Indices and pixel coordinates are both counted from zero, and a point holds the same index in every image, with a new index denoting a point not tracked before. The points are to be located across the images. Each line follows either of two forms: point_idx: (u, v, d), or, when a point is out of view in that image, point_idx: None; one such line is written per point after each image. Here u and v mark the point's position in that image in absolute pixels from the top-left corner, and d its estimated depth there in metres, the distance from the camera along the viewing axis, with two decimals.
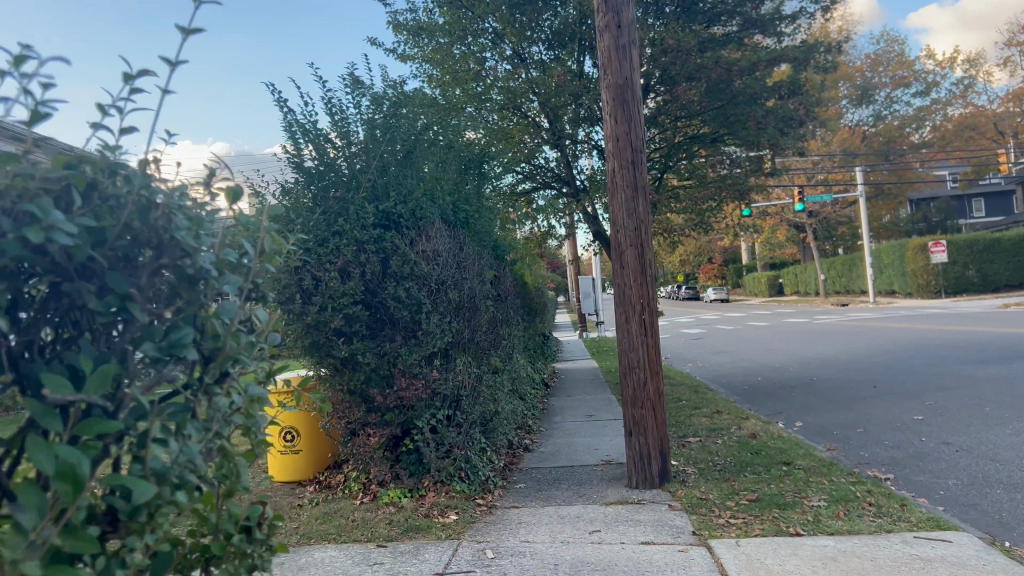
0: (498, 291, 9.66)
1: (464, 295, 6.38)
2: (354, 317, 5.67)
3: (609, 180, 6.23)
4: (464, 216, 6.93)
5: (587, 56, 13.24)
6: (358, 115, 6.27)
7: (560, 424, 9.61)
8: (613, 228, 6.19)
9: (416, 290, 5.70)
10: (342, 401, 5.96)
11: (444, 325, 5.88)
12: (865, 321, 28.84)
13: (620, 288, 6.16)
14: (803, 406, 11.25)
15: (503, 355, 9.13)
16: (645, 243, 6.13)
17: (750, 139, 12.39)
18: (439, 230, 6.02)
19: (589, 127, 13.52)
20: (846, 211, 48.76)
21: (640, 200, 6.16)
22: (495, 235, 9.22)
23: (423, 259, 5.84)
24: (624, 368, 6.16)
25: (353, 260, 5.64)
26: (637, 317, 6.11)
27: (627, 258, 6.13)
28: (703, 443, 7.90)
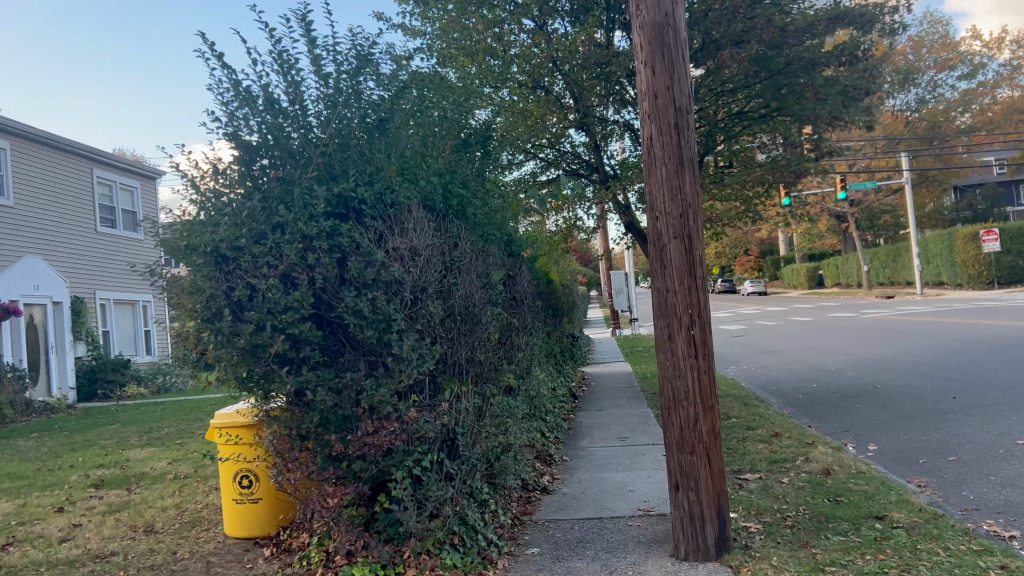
0: (513, 295, 8.17)
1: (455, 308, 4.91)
2: (303, 338, 4.22)
3: (644, 150, 4.71)
4: (460, 204, 5.43)
5: (617, 28, 11.74)
6: (314, 74, 4.79)
7: (589, 450, 8.12)
8: (652, 213, 4.68)
9: (383, 302, 4.18)
10: (294, 446, 4.50)
11: (423, 348, 4.37)
12: (918, 316, 26.95)
13: (659, 294, 4.65)
14: (872, 425, 9.64)
15: (517, 372, 7.65)
16: (694, 234, 4.60)
17: (805, 117, 10.80)
18: (418, 220, 4.53)
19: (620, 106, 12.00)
20: (890, 200, 46.61)
21: (686, 176, 4.62)
22: (508, 231, 7.70)
23: (394, 260, 4.35)
24: (668, 400, 4.64)
25: (299, 263, 4.17)
26: (685, 333, 4.57)
27: (670, 254, 4.60)
28: (765, 485, 6.33)
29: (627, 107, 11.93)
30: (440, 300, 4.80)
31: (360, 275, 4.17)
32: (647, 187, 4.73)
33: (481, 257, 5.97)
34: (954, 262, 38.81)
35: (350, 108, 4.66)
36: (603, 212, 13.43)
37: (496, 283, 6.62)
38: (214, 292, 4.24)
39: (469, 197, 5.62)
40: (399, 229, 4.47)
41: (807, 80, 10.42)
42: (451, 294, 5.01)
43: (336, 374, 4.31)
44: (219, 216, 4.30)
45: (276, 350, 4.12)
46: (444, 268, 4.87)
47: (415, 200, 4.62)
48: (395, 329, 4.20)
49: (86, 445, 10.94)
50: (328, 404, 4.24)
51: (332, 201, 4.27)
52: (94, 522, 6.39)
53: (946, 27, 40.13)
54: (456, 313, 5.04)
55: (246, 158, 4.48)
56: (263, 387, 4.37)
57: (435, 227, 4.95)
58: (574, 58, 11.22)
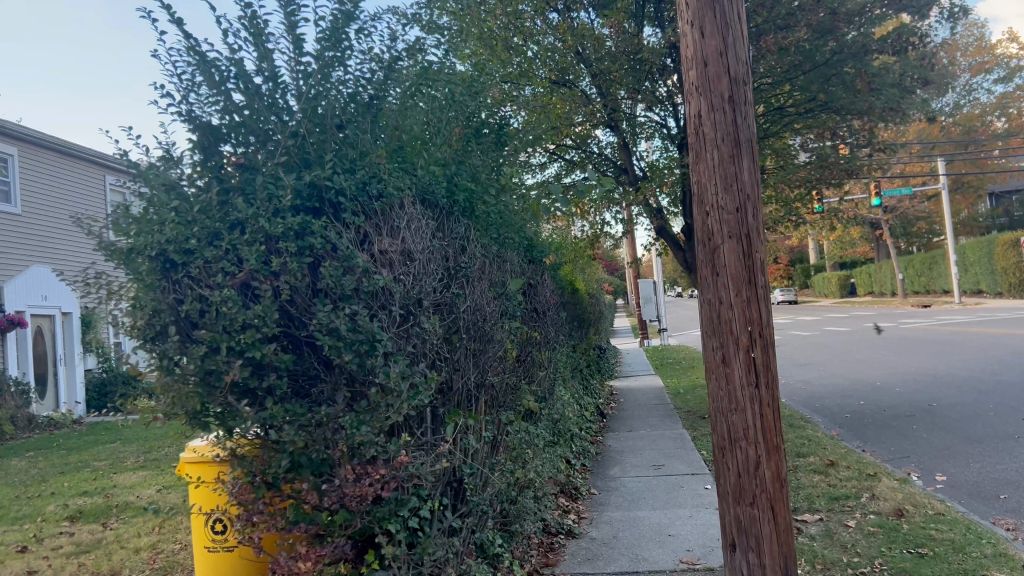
0: (533, 307, 7.33)
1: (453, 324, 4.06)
2: (266, 362, 3.37)
3: (690, 130, 3.85)
4: (468, 201, 4.57)
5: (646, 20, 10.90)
6: (287, 40, 3.94)
7: (619, 480, 7.23)
8: (701, 207, 3.81)
9: (367, 318, 3.33)
10: (258, 497, 3.58)
11: (416, 374, 3.52)
12: (962, 325, 25.62)
13: (709, 308, 3.79)
14: (935, 451, 8.65)
15: (536, 393, 6.79)
16: (753, 231, 3.71)
17: (853, 111, 9.83)
18: (411, 217, 3.68)
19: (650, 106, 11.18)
20: (925, 206, 45.09)
21: (745, 161, 3.72)
22: (529, 235, 6.86)
23: (380, 265, 3.48)
24: (724, 437, 3.76)
25: (260, 269, 3.32)
26: (743, 356, 3.69)
27: (724, 258, 3.72)
28: (828, 530, 5.40)
29: (657, 106, 11.09)
30: (437, 313, 3.96)
31: (337, 284, 3.30)
32: (694, 175, 3.86)
33: (491, 262, 5.11)
34: (994, 270, 37.38)
35: (332, 81, 3.82)
36: (631, 216, 12.53)
37: (511, 295, 5.79)
38: (158, 305, 3.42)
39: (480, 190, 4.76)
40: (390, 228, 3.63)
41: (860, 68, 9.50)
42: (454, 306, 4.18)
43: (308, 407, 3.47)
44: (165, 212, 3.47)
45: (232, 378, 3.27)
46: (444, 275, 4.03)
47: (410, 189, 3.78)
48: (379, 352, 3.32)
49: (78, 468, 10.19)
50: (299, 445, 3.37)
51: (303, 192, 3.42)
52: (57, 568, 5.61)
53: (982, 28, 38.58)
54: (459, 328, 4.20)
55: (205, 139, 3.65)
56: (221, 423, 3.51)
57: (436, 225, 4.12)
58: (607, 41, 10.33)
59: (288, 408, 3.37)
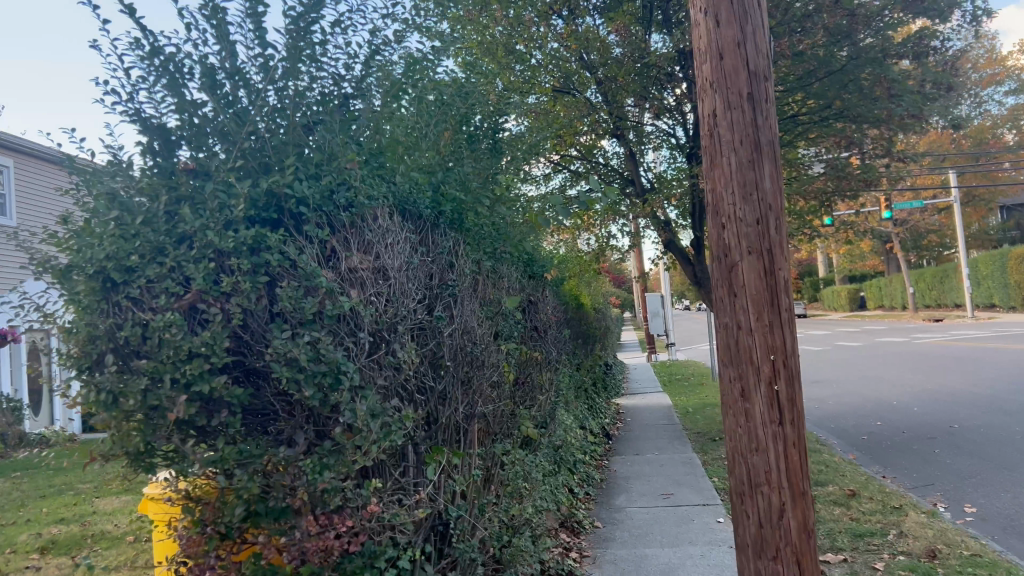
0: (533, 325, 6.89)
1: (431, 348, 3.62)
2: (216, 397, 2.92)
3: (704, 132, 3.41)
4: (456, 211, 4.14)
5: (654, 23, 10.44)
6: (250, 30, 3.49)
7: (625, 511, 6.76)
8: (716, 219, 3.36)
9: (329, 345, 2.88)
10: (209, 549, 3.12)
11: (388, 410, 3.06)
12: (977, 341, 24.98)
13: (726, 333, 3.33)
14: (961, 478, 8.14)
15: (535, 418, 6.34)
16: (776, 248, 3.26)
17: (872, 119, 9.37)
18: (384, 230, 3.24)
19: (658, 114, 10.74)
20: (937, 220, 44.44)
21: (766, 166, 3.28)
22: (528, 249, 6.41)
23: (349, 285, 3.04)
24: (744, 480, 3.29)
25: (209, 289, 2.88)
26: (764, 390, 3.23)
27: (742, 278, 3.28)
28: (855, 572, 4.92)
29: (665, 116, 10.66)
30: (416, 338, 3.52)
31: (296, 307, 2.85)
32: (708, 183, 3.41)
33: (480, 279, 4.68)
34: (1007, 282, 36.72)
35: (300, 77, 3.39)
36: (639, 228, 12.07)
37: (506, 315, 5.35)
38: (93, 332, 2.96)
39: (471, 202, 4.33)
40: (361, 242, 3.19)
41: (879, 74, 9.00)
42: (437, 329, 3.74)
43: (266, 447, 3.01)
44: (105, 224, 3.03)
45: (176, 416, 2.81)
46: (424, 296, 3.60)
47: (386, 199, 3.34)
48: (344, 387, 2.87)
49: (59, 492, 9.69)
50: (254, 493, 2.91)
51: (261, 201, 2.97)
52: None
53: None
54: (443, 354, 3.76)
55: (158, 143, 3.22)
56: (167, 465, 3.05)
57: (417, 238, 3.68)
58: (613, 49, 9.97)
59: (240, 449, 2.92)
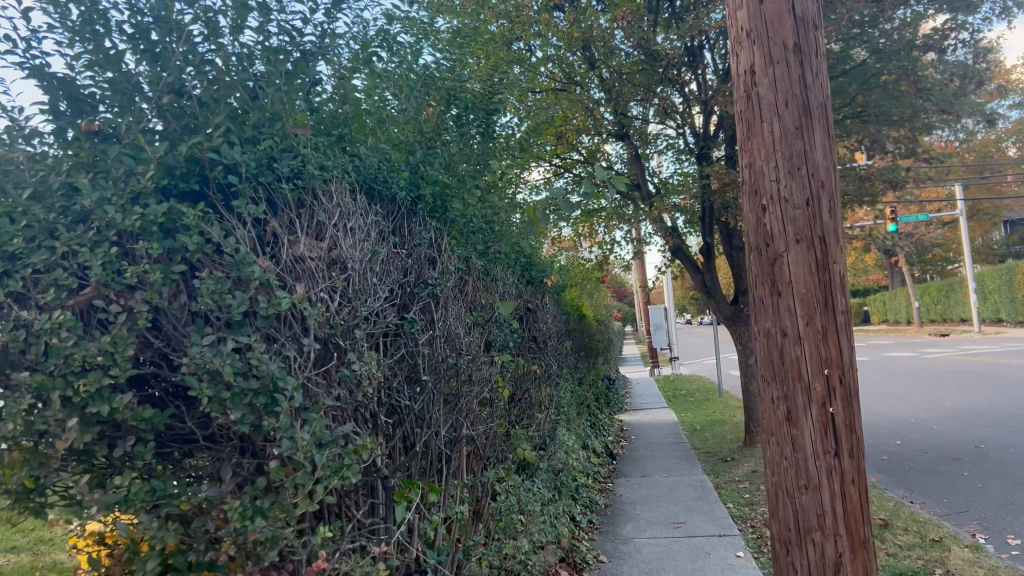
0: (532, 334, 6.27)
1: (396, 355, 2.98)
2: (116, 420, 2.24)
3: (739, 95, 2.77)
4: (439, 197, 3.50)
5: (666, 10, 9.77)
6: None
7: (633, 542, 6.08)
8: (755, 200, 2.72)
9: (264, 353, 2.23)
10: None
11: (341, 436, 2.40)
12: (987, 356, 24.27)
13: (767, 342, 2.69)
14: (998, 505, 7.46)
15: (532, 439, 5.70)
16: (830, 235, 2.62)
17: (895, 121, 8.74)
18: (336, 209, 2.60)
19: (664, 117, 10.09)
20: (942, 233, 43.78)
21: (816, 133, 2.64)
22: (524, 253, 5.78)
23: (291, 276, 2.39)
24: (790, 524, 2.64)
25: (110, 281, 2.21)
26: (817, 413, 2.58)
27: (788, 273, 2.63)
28: None
29: (673, 120, 10.03)
30: (381, 345, 2.87)
31: (220, 304, 2.20)
32: (744, 157, 2.77)
33: (465, 279, 4.06)
34: (1013, 297, 36.00)
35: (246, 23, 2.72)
36: (643, 236, 11.46)
37: (500, 322, 4.72)
38: None
39: (456, 188, 3.69)
40: (311, 224, 2.54)
41: (906, 67, 8.47)
42: (410, 335, 3.10)
43: (186, 485, 2.34)
44: None
45: (65, 445, 2.14)
46: (394, 294, 2.96)
47: (345, 172, 2.71)
48: (282, 408, 2.20)
49: None
50: (167, 544, 2.23)
51: (180, 168, 2.32)
52: None
53: None
54: (419, 365, 3.12)
55: (64, 104, 2.57)
56: (60, 510, 2.35)
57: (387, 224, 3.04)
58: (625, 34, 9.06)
59: (152, 486, 2.25)
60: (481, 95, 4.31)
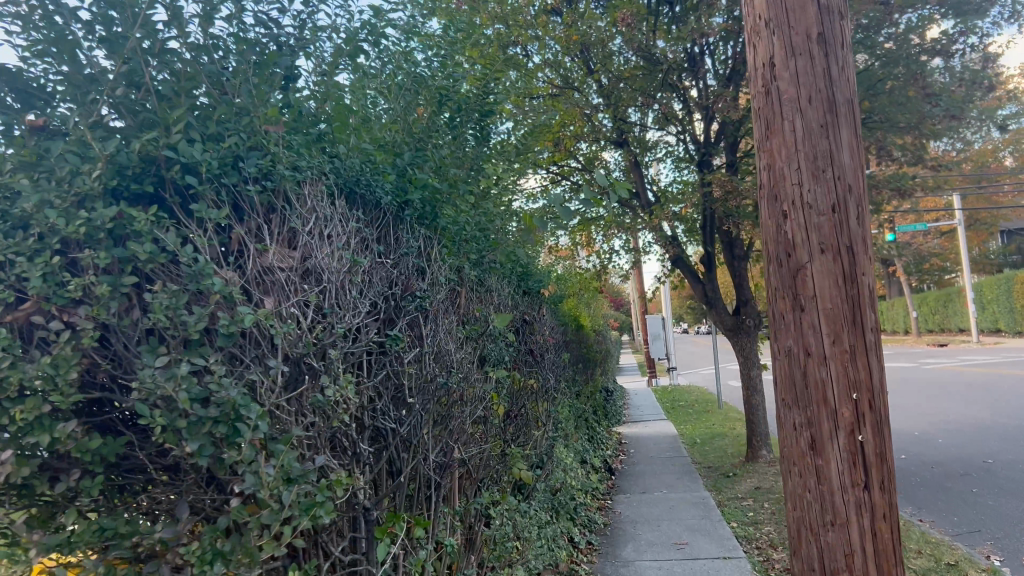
0: (528, 347, 6.00)
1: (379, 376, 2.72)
2: (58, 452, 1.97)
3: (756, 90, 2.53)
4: (428, 204, 3.24)
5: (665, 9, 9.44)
6: None
7: (632, 564, 5.81)
8: (775, 206, 2.47)
9: (225, 376, 1.96)
10: None
11: (314, 467, 2.14)
12: (988, 367, 24.01)
13: (788, 362, 2.44)
14: (1011, 525, 7.18)
15: (528, 458, 5.43)
16: (858, 244, 2.37)
17: (901, 127, 8.48)
18: (312, 215, 2.34)
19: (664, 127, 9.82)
20: (940, 243, 43.58)
21: (842, 132, 2.39)
22: (520, 263, 5.52)
23: (259, 289, 2.13)
24: (815, 564, 2.38)
25: (51, 294, 1.94)
26: (844, 441, 2.33)
27: (812, 286, 2.38)
28: None
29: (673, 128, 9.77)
30: (362, 364, 2.61)
31: (177, 321, 1.94)
32: (762, 159, 2.52)
33: (456, 291, 3.81)
34: (1012, 307, 35.80)
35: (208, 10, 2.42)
36: (642, 245, 11.20)
37: (494, 335, 4.47)
38: None
39: (447, 192, 3.43)
40: (282, 231, 2.28)
41: (914, 70, 8.19)
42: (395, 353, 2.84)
43: (139, 524, 2.07)
44: None
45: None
46: (378, 308, 2.70)
47: (323, 173, 2.45)
48: (247, 440, 1.94)
49: None
50: None
51: (133, 170, 2.06)
52: None
53: None
54: (405, 385, 2.86)
55: (12, 97, 2.15)
56: None
57: (369, 231, 2.79)
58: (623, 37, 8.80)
59: (102, 526, 1.98)
60: (474, 94, 4.05)
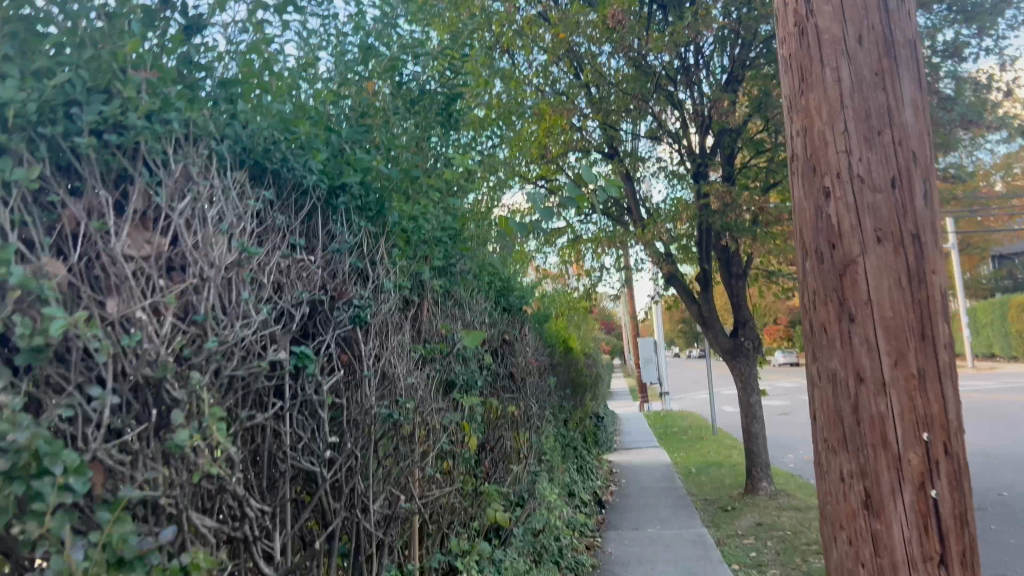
0: (506, 370, 5.33)
1: (285, 410, 2.10)
2: None
3: (787, 33, 1.94)
4: (374, 193, 2.61)
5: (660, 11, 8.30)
6: None
7: None
8: (813, 181, 1.88)
9: (26, 411, 1.33)
10: None
11: (168, 539, 1.49)
12: (986, 391, 23.37)
13: (833, 388, 1.83)
14: None
15: (505, 497, 4.75)
16: (925, 232, 1.78)
17: None
18: (183, 189, 1.71)
19: (657, 138, 9.13)
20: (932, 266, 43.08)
21: (903, 82, 1.81)
22: (495, 276, 4.83)
23: (89, 288, 1.49)
24: None
25: None
26: (911, 498, 1.71)
27: (865, 286, 1.78)
28: None
29: (667, 142, 9.10)
30: (261, 394, 1.99)
31: None
32: (795, 122, 1.93)
33: (411, 305, 3.20)
34: (1007, 332, 35.20)
35: None
36: (635, 263, 10.53)
37: (466, 356, 3.88)
38: None
39: (397, 179, 2.79)
40: (139, 208, 1.64)
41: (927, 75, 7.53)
42: (312, 378, 2.21)
43: None
44: None
45: None
46: (288, 320, 2.09)
47: (208, 134, 1.82)
48: (52, 507, 1.30)
49: None
50: None
51: None
52: None
53: None
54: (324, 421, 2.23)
55: None
56: None
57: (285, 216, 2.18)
58: (610, 41, 7.99)
59: None
60: (433, 69, 3.41)
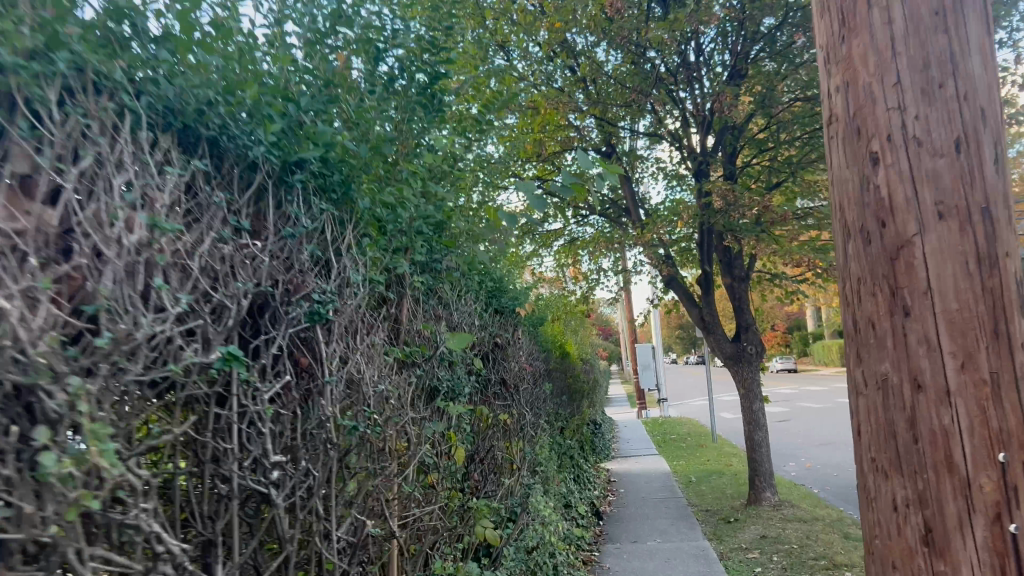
0: (498, 376, 4.98)
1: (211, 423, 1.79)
2: None
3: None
4: (336, 171, 2.28)
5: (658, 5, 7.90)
6: None
7: None
8: (863, 154, 1.68)
9: None
10: None
11: None
12: None
13: (886, 388, 1.61)
14: None
15: (496, 512, 4.39)
16: (995, 209, 1.56)
17: None
18: (73, 149, 1.40)
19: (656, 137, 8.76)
20: None
21: (967, 36, 1.61)
22: (484, 275, 4.48)
23: None
24: None
25: None
26: (981, 520, 1.47)
27: (922, 271, 1.57)
28: None
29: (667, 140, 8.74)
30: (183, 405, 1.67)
31: None
32: (843, 88, 1.75)
33: (386, 304, 2.89)
34: None
35: None
36: (634, 266, 10.18)
37: (453, 360, 3.55)
38: None
39: (367, 156, 2.45)
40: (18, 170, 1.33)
41: None
42: (250, 386, 1.89)
43: None
44: None
45: None
46: (218, 317, 1.77)
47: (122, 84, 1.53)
48: None
49: None
50: None
51: None
52: None
53: None
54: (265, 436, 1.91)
55: None
56: None
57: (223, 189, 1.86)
58: (609, 33, 7.56)
59: None
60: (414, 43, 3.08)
